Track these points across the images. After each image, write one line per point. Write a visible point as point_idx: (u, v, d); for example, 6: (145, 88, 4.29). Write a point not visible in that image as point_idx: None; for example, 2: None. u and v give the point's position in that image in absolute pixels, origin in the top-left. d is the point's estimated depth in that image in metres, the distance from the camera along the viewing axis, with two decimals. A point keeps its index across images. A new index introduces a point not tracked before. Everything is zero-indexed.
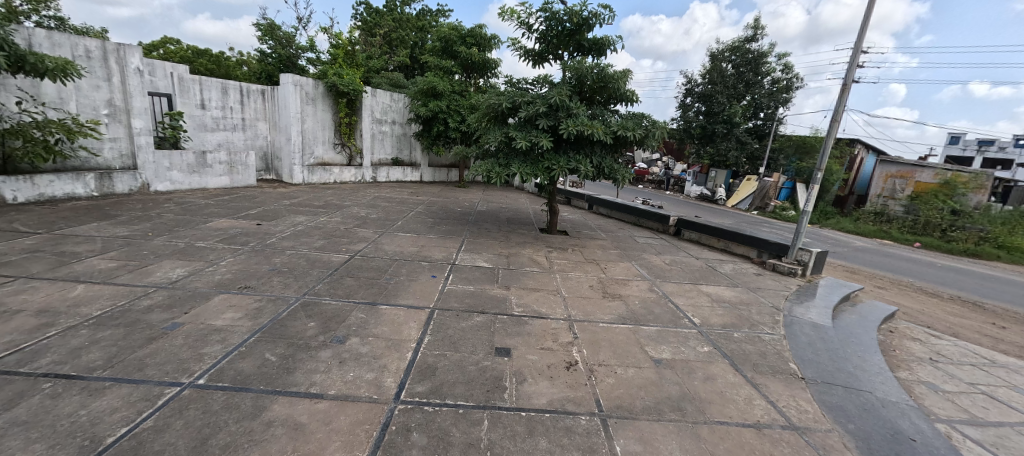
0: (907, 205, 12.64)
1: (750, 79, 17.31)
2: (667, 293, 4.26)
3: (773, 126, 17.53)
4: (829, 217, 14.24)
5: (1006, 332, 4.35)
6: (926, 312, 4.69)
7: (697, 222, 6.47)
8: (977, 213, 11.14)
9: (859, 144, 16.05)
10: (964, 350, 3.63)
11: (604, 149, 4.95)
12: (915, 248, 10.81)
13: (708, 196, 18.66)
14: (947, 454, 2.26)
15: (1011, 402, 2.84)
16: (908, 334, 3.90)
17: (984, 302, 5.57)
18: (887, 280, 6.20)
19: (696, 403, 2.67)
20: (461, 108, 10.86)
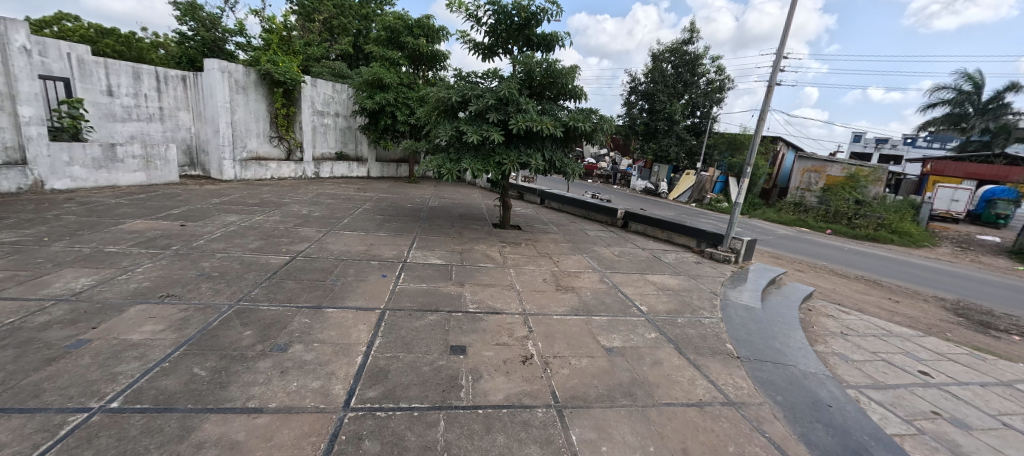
0: (820, 196, 14.09)
1: (687, 80, 18.47)
2: (616, 283, 4.42)
3: (708, 123, 18.81)
4: (757, 208, 15.61)
5: (898, 305, 5.04)
6: (836, 291, 5.31)
7: (642, 214, 6.79)
8: (875, 203, 12.81)
9: (781, 142, 17.76)
10: (867, 323, 4.14)
11: (555, 143, 5.02)
12: (828, 235, 12.28)
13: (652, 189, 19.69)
14: (856, 416, 2.57)
15: (904, 367, 3.28)
16: (823, 311, 4.39)
17: (882, 280, 6.41)
18: (806, 264, 6.93)
19: (645, 387, 2.79)
20: (410, 101, 10.51)
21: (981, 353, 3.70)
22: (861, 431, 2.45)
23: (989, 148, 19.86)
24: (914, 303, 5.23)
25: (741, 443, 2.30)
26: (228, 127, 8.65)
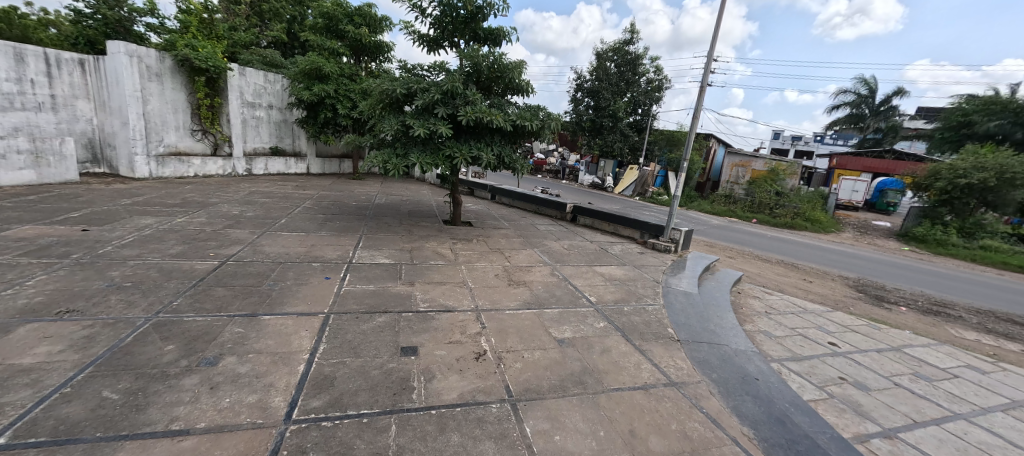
0: (746, 188, 15.34)
1: (629, 79, 19.26)
2: (566, 275, 4.53)
3: (649, 121, 19.83)
4: (693, 201, 16.67)
5: (811, 284, 5.66)
6: (761, 274, 5.85)
7: (589, 208, 7.03)
8: (792, 194, 14.23)
9: (713, 139, 19.21)
10: (787, 302, 4.60)
11: (503, 139, 5.02)
12: (753, 224, 13.42)
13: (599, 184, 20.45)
14: (779, 387, 2.84)
15: (817, 339, 3.68)
16: (750, 293, 4.80)
17: (799, 263, 7.16)
18: (737, 251, 7.55)
19: (595, 375, 2.88)
20: (352, 93, 10.01)
21: (876, 323, 4.26)
22: (783, 400, 2.71)
23: (881, 144, 22.95)
24: (824, 283, 5.90)
25: (684, 421, 2.46)
26: (139, 119, 7.69)
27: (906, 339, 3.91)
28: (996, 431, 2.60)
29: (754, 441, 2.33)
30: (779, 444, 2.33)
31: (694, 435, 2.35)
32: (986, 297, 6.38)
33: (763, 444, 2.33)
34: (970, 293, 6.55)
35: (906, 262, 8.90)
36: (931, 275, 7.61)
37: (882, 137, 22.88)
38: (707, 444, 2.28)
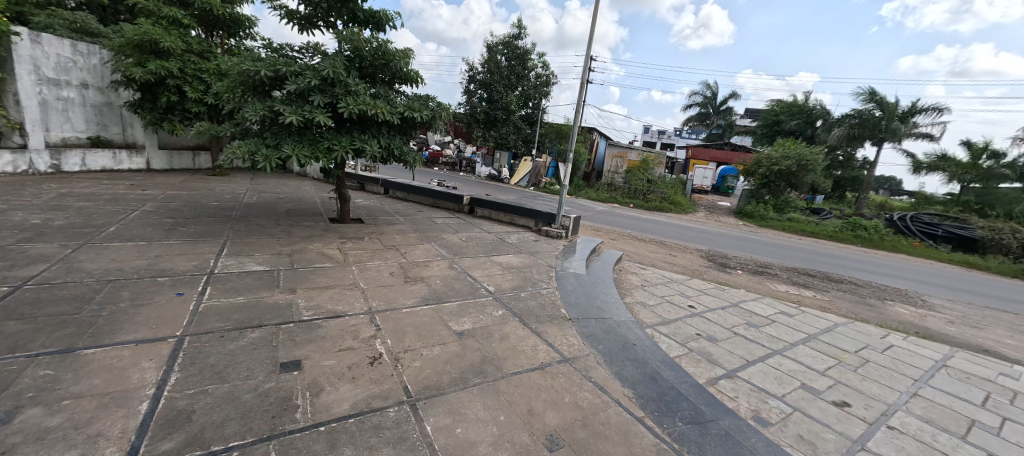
0: (624, 177, 17.35)
1: (519, 73, 20.12)
2: (464, 267, 4.50)
3: (539, 114, 20.91)
4: (581, 189, 17.99)
5: (675, 257, 6.63)
6: (637, 252, 6.63)
7: (485, 199, 7.13)
8: (659, 181, 16.63)
9: (596, 132, 21.19)
10: (658, 274, 5.29)
11: (392, 130, 4.78)
12: (631, 209, 15.12)
13: (496, 176, 20.88)
14: (652, 349, 3.23)
15: (680, 303, 4.29)
16: (630, 269, 5.40)
17: (666, 240, 8.34)
18: (619, 233, 8.45)
19: (495, 362, 2.90)
20: (203, 73, 8.45)
21: (722, 285, 5.16)
22: (656, 360, 3.10)
23: (722, 138, 28.15)
24: (685, 255, 6.96)
25: (577, 393, 2.63)
26: None
27: (742, 296, 4.81)
28: (798, 359, 3.37)
29: (634, 401, 2.61)
30: (653, 399, 2.65)
31: (586, 403, 2.53)
32: (790, 257, 8.29)
33: (640, 400, 2.62)
34: (780, 254, 8.43)
35: (742, 234, 11.03)
36: (756, 243, 9.57)
37: (722, 131, 28.13)
38: (596, 409, 2.47)
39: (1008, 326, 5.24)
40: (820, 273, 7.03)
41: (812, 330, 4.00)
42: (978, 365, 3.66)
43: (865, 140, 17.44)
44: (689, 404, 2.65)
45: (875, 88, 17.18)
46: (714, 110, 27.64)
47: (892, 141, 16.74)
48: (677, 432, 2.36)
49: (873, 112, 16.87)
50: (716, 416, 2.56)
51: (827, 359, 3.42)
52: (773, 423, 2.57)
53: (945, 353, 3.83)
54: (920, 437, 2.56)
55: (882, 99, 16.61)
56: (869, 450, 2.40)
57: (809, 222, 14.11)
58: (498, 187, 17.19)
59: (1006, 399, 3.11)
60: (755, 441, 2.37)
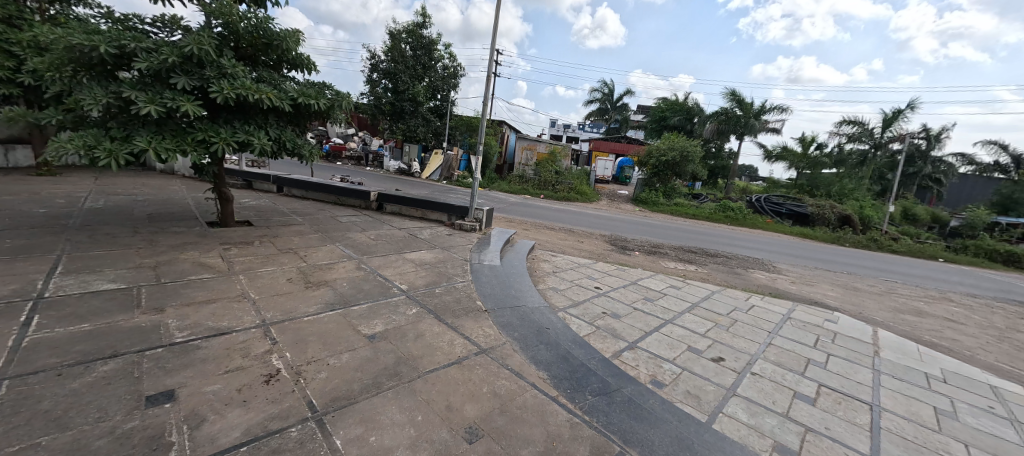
0: (534, 169, 18.11)
1: (426, 64, 19.86)
2: (374, 267, 4.26)
3: (448, 106, 20.90)
4: (494, 182, 18.18)
5: (581, 243, 7.11)
6: (548, 240, 6.97)
7: (394, 194, 6.86)
8: (566, 173, 17.69)
9: (506, 126, 21.72)
10: (567, 260, 5.61)
11: (282, 120, 4.34)
12: (542, 199, 15.90)
13: (406, 170, 19.95)
14: (564, 332, 3.41)
15: (587, 286, 4.61)
16: (542, 257, 5.64)
17: (573, 228, 8.92)
18: (531, 224, 8.80)
19: (411, 363, 2.78)
20: (11, 45, 6.61)
21: (623, 266, 5.67)
22: (567, 341, 3.28)
23: (619, 132, 31.04)
24: (590, 241, 7.51)
25: (495, 382, 2.65)
26: None
27: (639, 274, 5.35)
28: (684, 325, 3.85)
29: (548, 382, 2.72)
30: (566, 377, 2.79)
31: (503, 391, 2.56)
32: (675, 237, 9.48)
33: (554, 380, 2.74)
34: (667, 235, 9.58)
35: (639, 220, 12.28)
36: (649, 226, 10.74)
37: (619, 126, 31.10)
38: (514, 396, 2.52)
39: (827, 281, 6.72)
40: (699, 249, 8.18)
41: (696, 299, 4.61)
42: (812, 315, 4.59)
43: (729, 133, 20.63)
44: (597, 377, 2.85)
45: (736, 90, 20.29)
46: (612, 107, 30.42)
47: (748, 135, 20.01)
48: (587, 405, 2.52)
49: (736, 111, 19.90)
50: (621, 385, 2.79)
51: (706, 323, 3.97)
52: (667, 384, 2.90)
53: (790, 308, 4.72)
54: (773, 378, 3.13)
55: (741, 99, 19.66)
56: (738, 395, 2.86)
57: (692, 206, 16.44)
58: (411, 181, 16.59)
59: (830, 340, 3.95)
60: (653, 402, 2.64)
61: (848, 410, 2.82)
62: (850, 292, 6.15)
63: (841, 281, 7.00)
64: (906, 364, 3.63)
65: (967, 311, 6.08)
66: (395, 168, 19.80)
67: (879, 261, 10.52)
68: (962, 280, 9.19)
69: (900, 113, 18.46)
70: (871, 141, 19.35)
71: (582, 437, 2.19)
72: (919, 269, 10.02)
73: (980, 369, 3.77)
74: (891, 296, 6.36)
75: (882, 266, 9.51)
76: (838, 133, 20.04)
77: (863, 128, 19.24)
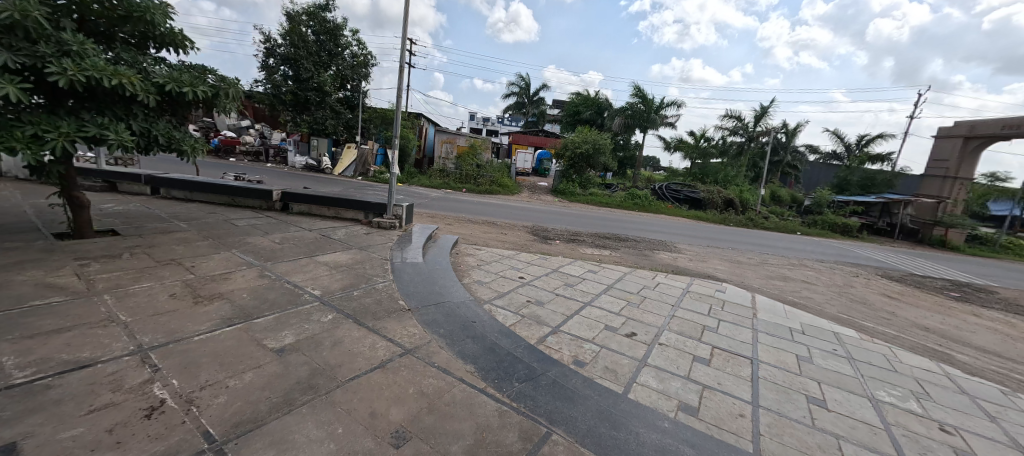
0: (455, 163, 18.14)
1: (332, 50, 18.78)
2: (280, 273, 3.86)
3: (359, 97, 19.88)
4: (414, 176, 17.65)
5: (505, 235, 7.26)
6: (472, 234, 6.99)
7: (302, 192, 6.32)
8: (487, 166, 18.00)
9: (424, 119, 21.28)
10: (491, 252, 5.69)
11: (151, 110, 3.81)
12: (464, 193, 15.89)
13: (315, 166, 18.26)
14: (489, 323, 3.45)
15: (511, 276, 4.73)
16: (466, 251, 5.64)
17: (496, 220, 9.08)
18: (453, 218, 8.76)
19: (328, 373, 2.55)
20: None
21: (545, 255, 5.91)
22: (494, 332, 3.32)
23: (537, 125, 32.29)
24: (513, 232, 7.71)
25: (422, 381, 2.57)
26: None
27: (559, 261, 5.63)
28: (601, 306, 4.15)
29: (476, 375, 2.71)
30: (493, 368, 2.82)
31: (431, 390, 2.49)
32: (589, 224, 10.17)
33: (481, 373, 2.75)
34: (582, 223, 10.22)
35: (558, 210, 12.91)
36: (566, 216, 11.34)
37: (537, 120, 32.24)
38: (442, 392, 2.47)
39: (714, 256, 7.75)
40: (610, 234, 8.88)
41: (610, 281, 4.99)
42: (705, 287, 5.25)
43: (634, 127, 22.54)
44: (523, 365, 2.92)
45: (640, 87, 22.23)
46: (529, 101, 31.35)
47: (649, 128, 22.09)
48: (515, 392, 2.57)
49: (639, 105, 21.77)
50: (546, 368, 2.91)
51: (620, 301, 4.32)
52: (588, 362, 3.09)
53: (688, 282, 5.34)
54: (677, 345, 3.52)
55: (644, 95, 21.56)
56: (649, 365, 3.16)
57: (605, 195, 17.95)
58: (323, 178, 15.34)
59: (720, 307, 4.55)
60: (575, 381, 2.79)
61: (734, 366, 3.29)
62: (733, 264, 7.19)
63: (725, 255, 8.14)
64: (776, 321, 4.34)
65: (814, 273, 7.51)
66: (303, 163, 18.04)
67: (752, 236, 12.47)
68: (809, 248, 11.33)
69: (766, 110, 21.86)
70: (746, 133, 22.38)
71: (510, 425, 2.23)
72: (780, 241, 12.10)
73: (826, 319, 4.67)
74: (764, 265, 7.55)
75: (754, 241, 11.28)
76: (721, 127, 23.09)
77: (739, 122, 22.41)
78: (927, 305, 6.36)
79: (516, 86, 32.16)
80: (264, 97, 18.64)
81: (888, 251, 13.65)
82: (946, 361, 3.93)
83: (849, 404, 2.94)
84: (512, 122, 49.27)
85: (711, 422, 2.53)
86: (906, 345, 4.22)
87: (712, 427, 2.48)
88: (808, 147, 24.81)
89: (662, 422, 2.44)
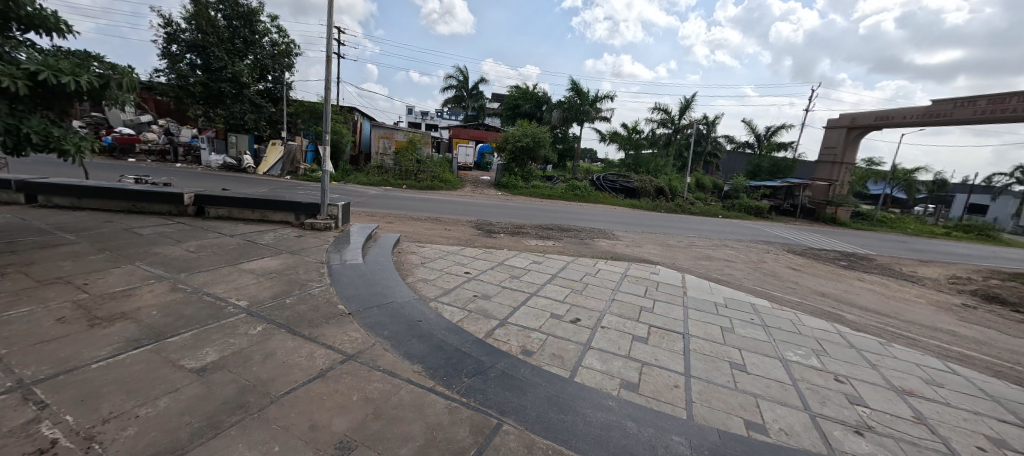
0: (394, 159, 17.58)
1: (248, 37, 17.23)
2: (197, 286, 3.47)
3: (282, 89, 18.49)
4: (349, 174, 16.83)
5: (449, 231, 7.18)
6: (414, 231, 6.82)
7: (219, 194, 5.75)
8: (428, 161, 17.69)
9: (358, 113, 20.26)
10: (435, 249, 5.61)
11: (19, 104, 3.25)
12: (405, 189, 15.46)
13: (235, 165, 16.59)
14: (436, 321, 3.40)
15: (456, 272, 4.70)
16: (409, 249, 5.49)
17: (438, 216, 8.94)
18: (393, 215, 8.49)
19: (260, 388, 2.29)
20: None
21: (489, 249, 5.94)
22: (440, 330, 3.28)
23: (478, 119, 32.17)
24: (456, 227, 7.66)
25: (366, 387, 2.42)
26: None
27: (504, 254, 5.70)
28: (546, 295, 4.27)
29: (423, 374, 2.64)
30: (441, 366, 2.77)
31: (377, 394, 2.36)
32: (531, 216, 10.38)
33: (429, 371, 2.68)
34: (525, 215, 10.42)
35: (502, 203, 13.03)
36: (509, 209, 11.47)
37: (477, 114, 32.08)
38: (388, 396, 2.35)
39: (648, 241, 8.30)
40: (552, 225, 9.15)
41: (554, 270, 5.15)
42: (641, 270, 5.61)
43: (572, 120, 23.27)
44: (472, 359, 2.92)
45: (576, 81, 22.99)
46: (468, 94, 31.02)
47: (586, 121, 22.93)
48: (464, 387, 2.55)
49: (575, 99, 22.52)
50: (494, 361, 2.93)
51: (563, 289, 4.48)
52: (535, 351, 3.17)
53: (626, 267, 5.67)
54: (618, 327, 3.72)
55: (579, 89, 22.35)
56: (593, 348, 3.31)
57: (547, 187, 18.44)
58: (247, 179, 14.05)
59: (655, 288, 4.89)
60: (525, 371, 2.84)
61: (669, 342, 3.55)
62: (664, 248, 7.76)
63: (657, 240, 8.75)
64: (704, 298, 4.75)
65: (732, 251, 8.35)
66: (220, 163, 16.29)
67: (679, 221, 13.54)
68: (726, 229, 12.57)
69: (689, 103, 23.66)
70: (673, 125, 23.94)
71: (461, 421, 2.19)
72: (702, 224, 13.29)
73: (744, 292, 5.22)
74: (691, 247, 8.24)
75: (680, 225, 12.27)
76: (651, 120, 24.61)
77: (666, 114, 23.99)
78: (822, 273, 7.37)
79: (454, 79, 31.70)
80: (169, 89, 16.62)
81: (792, 229, 15.59)
82: (837, 320, 4.58)
83: (764, 366, 3.31)
84: (451, 117, 48.74)
85: (650, 395, 2.72)
86: (807, 310, 4.86)
87: (651, 400, 2.67)
88: (727, 138, 27.31)
89: (607, 401, 2.57)
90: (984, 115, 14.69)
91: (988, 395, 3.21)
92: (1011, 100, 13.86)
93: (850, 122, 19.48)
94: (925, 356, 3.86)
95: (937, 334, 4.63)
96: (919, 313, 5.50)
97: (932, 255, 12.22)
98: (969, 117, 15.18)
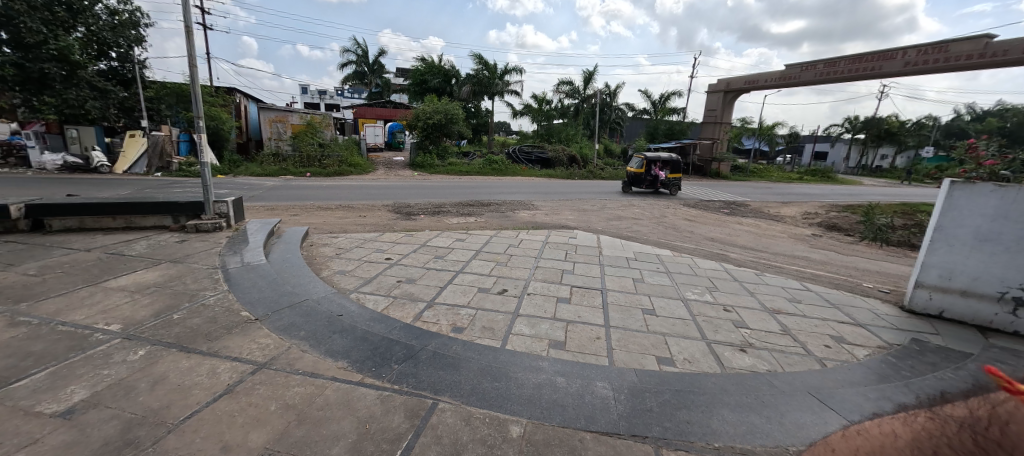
0: (292, 144, 16.03)
1: (73, 3, 13.76)
2: (46, 316, 2.81)
3: (133, 69, 15.44)
4: (237, 165, 14.85)
5: (365, 218, 6.78)
6: (325, 222, 6.31)
7: (61, 201, 4.70)
8: (332, 144, 16.41)
9: (238, 93, 17.65)
10: (350, 239, 5.26)
11: None
12: (310, 177, 14.28)
13: (82, 165, 13.66)
14: (358, 315, 3.23)
15: (374, 260, 4.47)
16: (319, 242, 5.10)
17: (350, 203, 8.38)
18: (296, 207, 7.75)
19: (152, 419, 1.91)
20: None
21: (410, 232, 5.74)
22: (364, 322, 3.13)
23: (383, 96, 30.24)
24: (373, 213, 7.27)
25: (285, 393, 2.19)
26: None
27: (426, 235, 5.59)
28: (472, 271, 4.33)
29: (349, 369, 2.49)
30: (368, 357, 2.65)
31: (298, 399, 2.15)
32: (447, 194, 10.20)
33: (355, 365, 2.54)
34: (441, 194, 10.19)
35: (419, 183, 12.63)
36: (426, 189, 11.15)
37: (382, 90, 30.01)
38: (312, 398, 2.17)
39: (565, 208, 8.73)
40: (471, 201, 9.11)
41: (478, 245, 5.22)
42: (561, 236, 5.93)
43: (483, 94, 23.10)
44: (401, 345, 2.84)
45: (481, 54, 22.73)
46: (369, 70, 28.84)
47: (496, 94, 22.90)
48: (394, 374, 2.48)
49: (483, 73, 22.42)
50: (425, 344, 2.88)
51: (489, 263, 4.59)
52: (465, 327, 3.20)
53: (546, 235, 5.93)
54: (543, 292, 3.92)
55: (487, 62, 22.14)
56: (520, 315, 3.44)
57: (464, 164, 18.42)
58: (96, 180, 11.63)
59: (573, 251, 5.23)
60: (456, 348, 2.85)
61: (590, 299, 3.85)
62: (580, 213, 8.24)
63: (572, 206, 9.22)
64: (617, 254, 5.21)
65: (639, 210, 9.19)
66: (60, 163, 13.27)
67: (586, 186, 14.48)
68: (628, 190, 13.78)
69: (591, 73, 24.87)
70: (578, 95, 25.21)
71: (395, 410, 2.12)
72: (607, 187, 14.42)
73: (651, 245, 5.80)
74: (604, 210, 8.85)
75: (586, 189, 13.15)
76: (559, 91, 25.39)
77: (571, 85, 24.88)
78: (712, 221, 8.45)
79: (354, 53, 29.16)
80: None
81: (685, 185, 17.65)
82: (724, 260, 5.33)
83: (668, 307, 3.76)
84: (353, 94, 45.28)
85: (575, 350, 2.94)
86: (700, 254, 5.56)
87: (576, 354, 2.89)
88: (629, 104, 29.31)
89: (539, 363, 2.72)
90: (823, 77, 17.65)
91: (830, 303, 4.04)
92: (839, 64, 17.00)
93: (726, 86, 22.09)
94: (788, 280, 4.69)
95: (796, 261, 5.66)
96: (782, 246, 6.63)
97: (785, 196, 14.74)
98: (811, 79, 18.15)
